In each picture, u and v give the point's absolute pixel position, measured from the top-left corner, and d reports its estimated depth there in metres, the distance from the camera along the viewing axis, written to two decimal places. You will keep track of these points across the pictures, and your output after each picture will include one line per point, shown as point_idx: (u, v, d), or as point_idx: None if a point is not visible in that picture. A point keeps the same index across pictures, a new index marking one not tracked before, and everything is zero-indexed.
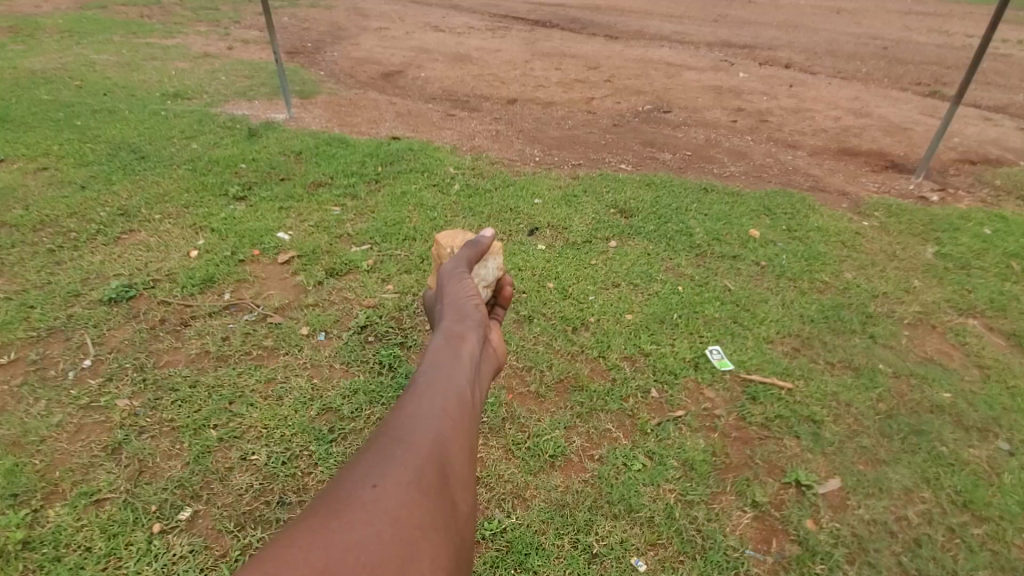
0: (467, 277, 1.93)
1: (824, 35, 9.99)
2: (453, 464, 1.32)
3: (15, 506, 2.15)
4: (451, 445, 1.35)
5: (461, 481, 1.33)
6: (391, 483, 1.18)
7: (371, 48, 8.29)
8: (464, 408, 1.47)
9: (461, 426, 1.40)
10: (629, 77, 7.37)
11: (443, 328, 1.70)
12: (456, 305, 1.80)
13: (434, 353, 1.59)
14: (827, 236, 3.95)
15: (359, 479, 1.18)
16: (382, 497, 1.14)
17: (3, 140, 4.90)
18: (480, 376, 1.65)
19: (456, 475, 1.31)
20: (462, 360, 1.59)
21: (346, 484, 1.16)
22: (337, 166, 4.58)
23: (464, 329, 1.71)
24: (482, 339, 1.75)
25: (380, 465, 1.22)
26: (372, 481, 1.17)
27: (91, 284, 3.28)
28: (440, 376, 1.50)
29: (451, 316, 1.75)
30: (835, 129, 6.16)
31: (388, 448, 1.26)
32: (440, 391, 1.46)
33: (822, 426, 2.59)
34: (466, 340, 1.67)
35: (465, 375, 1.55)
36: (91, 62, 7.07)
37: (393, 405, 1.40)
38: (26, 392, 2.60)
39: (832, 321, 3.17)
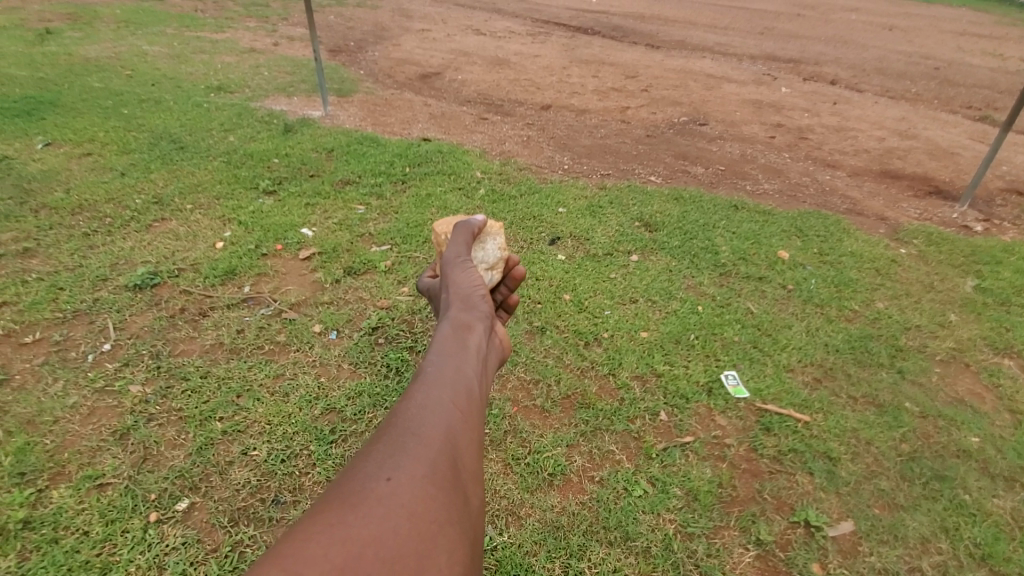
0: (470, 266, 1.96)
1: (874, 52, 9.64)
2: (465, 455, 1.27)
3: (21, 484, 2.22)
4: (463, 436, 1.31)
5: (474, 474, 1.28)
6: (405, 477, 1.13)
7: (411, 49, 8.39)
8: (474, 399, 1.44)
9: (472, 417, 1.37)
10: (666, 87, 7.25)
11: (450, 320, 1.71)
12: (462, 296, 1.82)
13: (441, 345, 1.58)
14: (861, 262, 3.78)
15: (371, 473, 1.13)
16: (396, 490, 1.10)
17: (54, 124, 5.12)
18: (487, 368, 1.65)
19: (468, 467, 1.27)
20: (468, 351, 1.59)
21: (358, 480, 1.11)
22: (366, 165, 4.63)
23: (470, 320, 1.72)
24: (486, 330, 1.75)
25: (392, 458, 1.17)
26: (385, 475, 1.13)
27: (119, 269, 3.38)
28: (448, 367, 1.48)
29: (457, 306, 1.77)
30: (878, 150, 5.91)
31: (400, 440, 1.22)
32: (449, 382, 1.43)
33: (838, 464, 2.46)
34: (471, 332, 1.67)
35: (472, 366, 1.54)
36: (143, 53, 7.36)
37: (403, 397, 1.37)
38: (47, 372, 2.69)
39: (858, 352, 3.03)
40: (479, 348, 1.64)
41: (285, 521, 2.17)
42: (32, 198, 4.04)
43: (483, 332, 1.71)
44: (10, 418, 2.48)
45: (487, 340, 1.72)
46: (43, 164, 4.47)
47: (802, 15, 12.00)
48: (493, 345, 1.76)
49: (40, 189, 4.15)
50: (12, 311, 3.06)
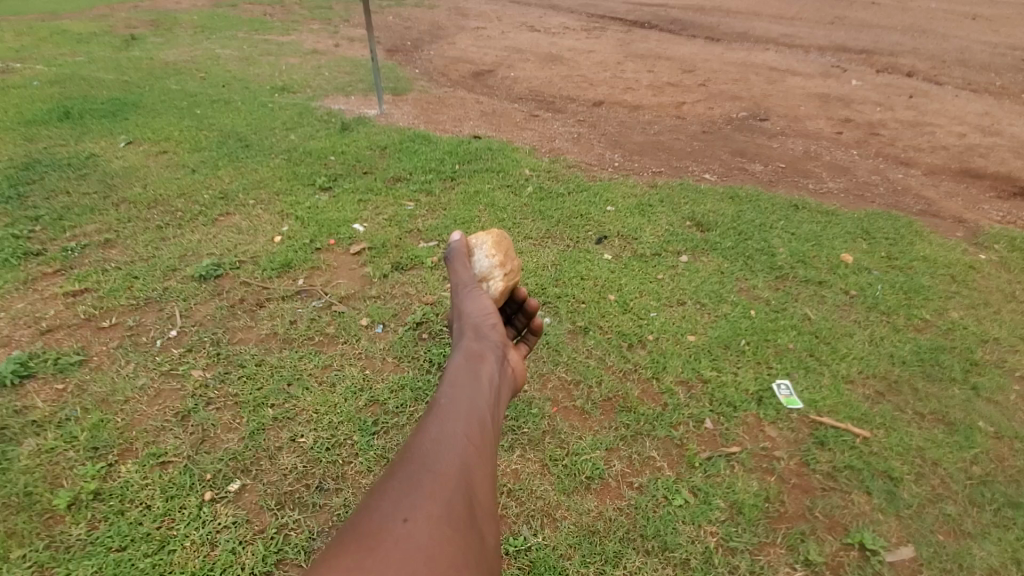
0: (476, 292, 2.06)
1: (958, 42, 8.93)
2: (478, 489, 1.36)
3: (94, 458, 2.41)
4: (476, 470, 1.39)
5: (488, 506, 1.37)
6: (421, 517, 1.23)
7: (465, 47, 8.47)
8: (488, 431, 1.52)
9: (485, 450, 1.45)
10: (725, 82, 6.98)
11: (463, 350, 1.80)
12: (474, 326, 1.91)
13: (456, 375, 1.67)
14: (934, 268, 3.51)
15: (389, 513, 1.23)
16: (412, 532, 1.20)
17: (135, 124, 5.51)
18: (502, 394, 1.72)
19: (481, 500, 1.35)
20: (481, 380, 1.67)
21: (376, 520, 1.22)
22: (417, 162, 4.71)
23: (482, 349, 1.80)
24: (500, 357, 1.82)
25: (409, 498, 1.27)
26: (402, 517, 1.23)
27: (187, 261, 3.61)
28: (462, 400, 1.57)
29: (469, 337, 1.86)
30: (959, 146, 5.47)
31: (416, 479, 1.32)
32: (463, 415, 1.51)
33: (900, 484, 2.30)
34: (484, 361, 1.76)
35: (486, 396, 1.62)
36: (216, 56, 7.79)
37: (420, 431, 1.46)
38: (120, 354, 2.91)
39: (927, 365, 2.81)
40: (492, 376, 1.72)
41: (328, 508, 2.25)
42: (114, 193, 4.36)
43: (497, 360, 1.79)
44: (87, 396, 2.69)
45: (501, 367, 1.79)
46: (124, 161, 4.83)
47: (877, 3, 11.27)
48: (508, 370, 1.83)
49: (121, 184, 4.47)
50: (93, 297, 3.32)
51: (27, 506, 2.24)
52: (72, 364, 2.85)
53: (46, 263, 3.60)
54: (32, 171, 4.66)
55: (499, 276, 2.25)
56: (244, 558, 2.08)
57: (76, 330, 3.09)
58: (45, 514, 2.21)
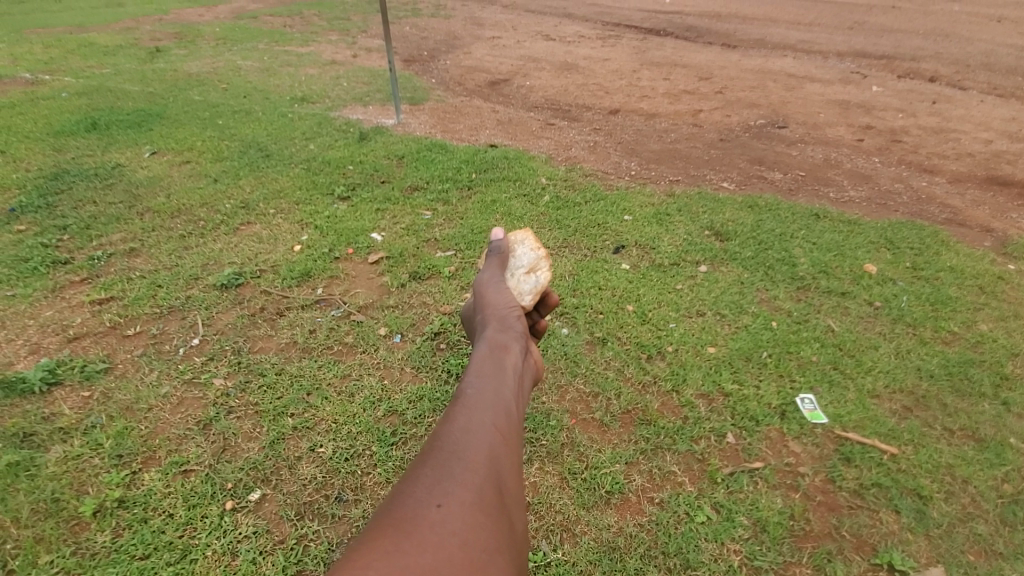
0: (505, 288, 2.05)
1: (982, 46, 8.76)
2: (506, 479, 1.31)
3: (119, 465, 2.45)
4: (504, 460, 1.35)
5: (515, 497, 1.32)
6: (455, 503, 1.17)
7: (481, 56, 8.54)
8: (512, 422, 1.48)
9: (511, 441, 1.41)
10: (742, 89, 6.93)
11: (487, 340, 1.76)
12: (500, 317, 1.88)
13: (480, 366, 1.63)
14: (961, 279, 3.43)
15: (422, 499, 1.16)
16: (447, 517, 1.13)
17: (160, 135, 5.64)
18: (523, 388, 1.69)
19: (509, 491, 1.30)
20: (505, 372, 1.63)
21: (409, 505, 1.14)
22: (433, 171, 4.74)
23: (506, 340, 1.77)
24: (523, 350, 1.79)
25: (440, 484, 1.21)
26: (436, 501, 1.16)
27: (209, 270, 3.66)
28: (488, 389, 1.52)
29: (496, 327, 1.82)
30: (985, 153, 5.35)
31: (447, 465, 1.25)
32: (489, 405, 1.47)
33: (930, 503, 2.23)
34: (508, 351, 1.72)
35: (510, 387, 1.58)
36: (237, 67, 7.95)
37: (445, 421, 1.41)
38: (144, 362, 2.96)
39: (955, 379, 2.74)
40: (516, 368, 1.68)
41: (347, 519, 2.25)
42: (139, 202, 4.46)
43: (520, 353, 1.76)
44: (112, 403, 2.74)
45: (524, 360, 1.76)
46: (149, 171, 4.94)
47: (897, 7, 11.12)
48: (529, 363, 1.80)
49: (146, 194, 4.57)
50: (118, 306, 3.38)
51: (54, 512, 2.28)
52: (97, 372, 2.90)
53: (73, 272, 3.69)
54: (61, 181, 4.78)
55: (544, 266, 2.22)
56: (264, 568, 2.09)
57: (101, 338, 3.15)
58: (71, 521, 2.25)
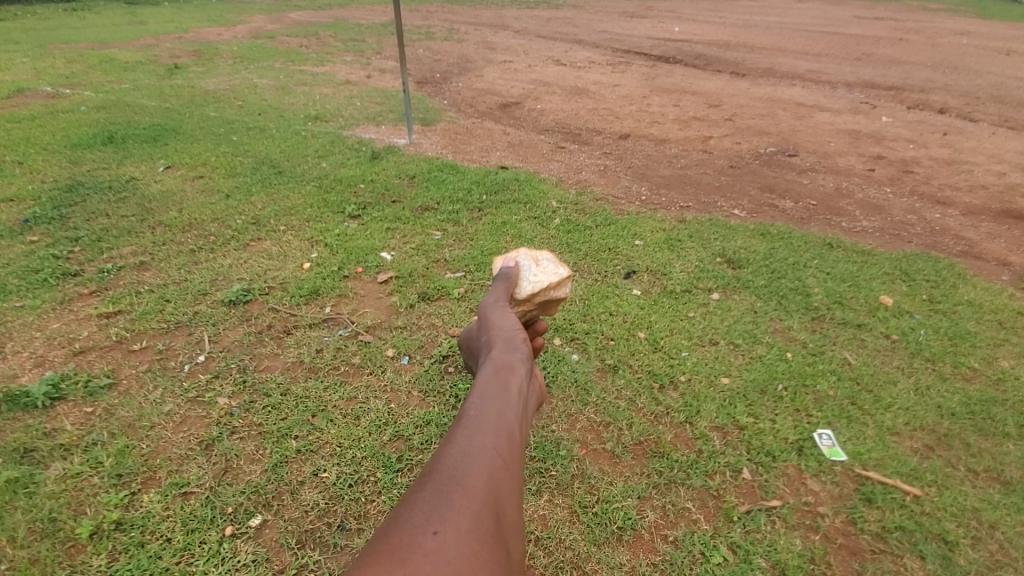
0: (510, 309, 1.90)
1: (991, 79, 8.80)
2: (507, 511, 1.14)
3: (118, 485, 2.40)
4: (505, 487, 1.18)
5: (515, 531, 1.15)
6: (452, 531, 1.01)
7: (493, 80, 8.65)
8: (516, 447, 1.32)
9: (515, 467, 1.25)
10: (752, 117, 6.96)
11: (491, 360, 1.58)
12: (505, 337, 1.71)
13: (483, 386, 1.46)
14: (980, 313, 3.36)
15: (417, 525, 1.00)
16: (444, 546, 0.97)
17: (175, 150, 5.70)
18: (528, 413, 1.51)
19: (510, 522, 1.13)
20: (509, 393, 1.45)
21: (403, 531, 0.99)
22: (444, 192, 4.75)
23: (512, 361, 1.59)
24: (529, 372, 1.61)
25: (437, 509, 1.05)
26: (432, 528, 1.00)
27: (217, 285, 3.65)
28: (490, 411, 1.35)
29: (500, 347, 1.65)
30: (999, 186, 5.31)
31: (444, 489, 1.09)
32: (490, 427, 1.30)
33: (956, 550, 2.14)
34: (514, 373, 1.54)
35: (515, 411, 1.41)
36: (253, 86, 8.08)
37: (444, 443, 1.25)
38: (149, 379, 2.92)
39: (978, 419, 2.66)
40: (521, 391, 1.50)
41: (348, 549, 2.18)
42: (151, 216, 4.48)
43: (527, 375, 1.59)
44: (114, 420, 2.70)
45: (530, 383, 1.59)
46: (162, 185, 4.97)
47: (905, 39, 11.23)
48: (534, 387, 1.61)
49: (158, 208, 4.59)
50: (126, 320, 3.37)
51: (50, 533, 2.22)
52: (101, 388, 2.87)
53: (82, 284, 3.68)
54: (75, 193, 4.82)
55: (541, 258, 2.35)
56: None
57: (107, 352, 3.13)
58: (67, 543, 2.20)
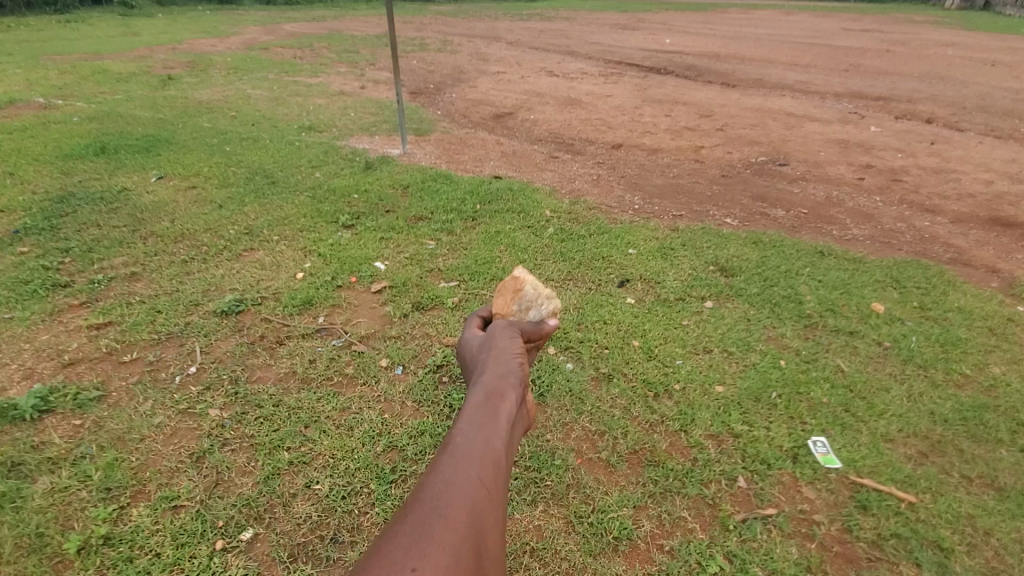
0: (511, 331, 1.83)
1: (976, 89, 8.97)
2: (490, 543, 1.14)
3: (107, 499, 2.36)
4: (488, 519, 1.17)
5: (496, 566, 1.14)
6: (431, 567, 1.00)
7: (487, 90, 8.70)
8: (502, 475, 1.31)
9: (499, 497, 1.24)
10: (743, 127, 7.03)
11: (483, 381, 1.56)
12: (501, 360, 1.66)
13: (472, 411, 1.44)
14: (971, 320, 3.40)
15: (395, 562, 1.00)
16: None
17: (167, 160, 5.68)
18: (516, 440, 1.49)
19: (491, 557, 1.12)
20: (499, 419, 1.44)
21: (381, 568, 0.98)
22: (439, 202, 4.76)
23: (503, 386, 1.56)
24: (520, 398, 1.57)
25: (417, 544, 1.04)
26: (410, 565, 0.99)
27: (210, 296, 3.62)
28: (477, 438, 1.34)
29: (494, 369, 1.62)
30: (986, 194, 5.39)
31: (425, 523, 1.09)
32: (475, 455, 1.29)
33: (951, 557, 2.14)
34: (504, 399, 1.51)
35: (503, 439, 1.39)
36: (247, 96, 8.08)
37: (428, 471, 1.24)
38: (139, 390, 2.89)
39: (971, 425, 2.67)
40: (510, 418, 1.47)
41: (342, 562, 2.15)
42: (143, 226, 4.45)
43: (518, 399, 1.56)
44: (104, 433, 2.66)
45: (520, 408, 1.57)
46: (155, 195, 4.95)
47: (891, 51, 11.42)
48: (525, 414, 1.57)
49: (150, 218, 4.57)
50: (116, 331, 3.33)
51: (38, 548, 2.18)
52: (90, 400, 2.83)
53: (72, 296, 3.65)
54: (66, 204, 4.78)
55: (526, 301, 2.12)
56: None
57: (97, 364, 3.09)
58: (54, 558, 2.16)
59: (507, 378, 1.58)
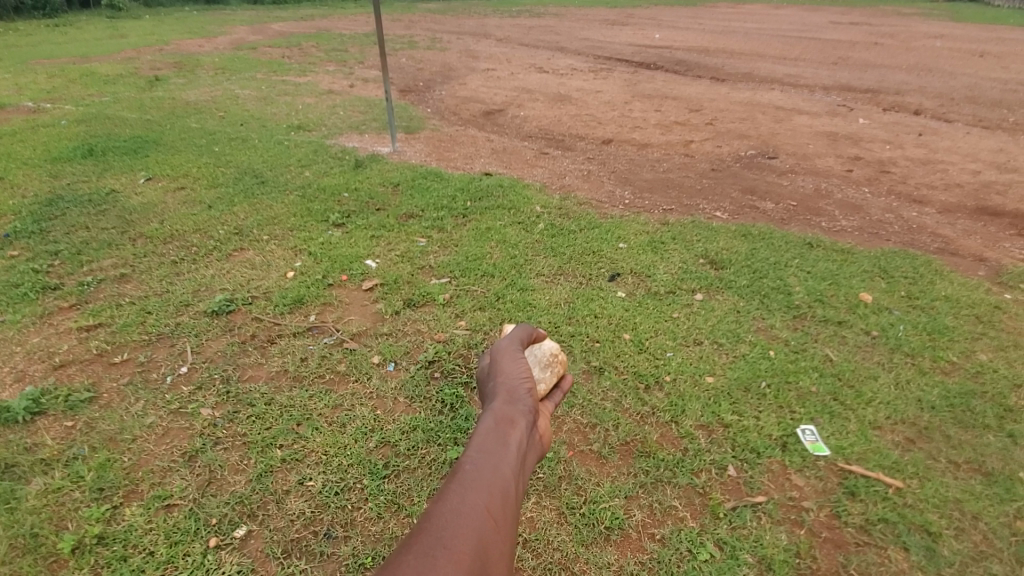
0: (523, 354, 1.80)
1: (963, 80, 9.04)
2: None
3: (99, 499, 2.35)
4: (495, 549, 1.15)
5: None
6: None
7: (477, 87, 8.68)
8: (509, 506, 1.28)
9: (505, 529, 1.21)
10: (732, 120, 7.06)
11: (492, 409, 1.54)
12: (512, 386, 1.63)
13: (481, 438, 1.43)
14: (958, 308, 3.44)
15: None
16: None
17: (155, 161, 5.64)
18: (527, 468, 1.45)
19: None
20: (508, 446, 1.42)
21: None
22: (429, 199, 4.76)
23: (513, 413, 1.53)
24: (531, 424, 1.54)
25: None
26: None
27: (200, 296, 3.61)
28: (485, 466, 1.32)
29: (503, 396, 1.59)
30: (973, 184, 5.44)
31: (429, 553, 1.06)
32: (483, 482, 1.28)
33: (938, 540, 2.17)
34: (515, 425, 1.49)
35: (512, 466, 1.37)
36: (235, 96, 8.03)
37: (433, 500, 1.22)
38: (130, 391, 2.88)
39: (958, 411, 2.71)
40: (522, 444, 1.46)
41: (336, 557, 2.15)
42: (131, 227, 4.42)
43: (527, 426, 1.53)
44: (95, 434, 2.65)
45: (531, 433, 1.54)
46: (143, 197, 4.92)
47: (879, 44, 11.48)
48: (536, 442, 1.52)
49: (139, 220, 4.54)
50: (106, 333, 3.31)
51: (32, 549, 2.18)
52: (82, 401, 2.82)
53: (62, 298, 3.62)
54: (55, 207, 4.74)
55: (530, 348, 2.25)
56: None
57: (88, 366, 3.07)
58: (48, 558, 2.15)
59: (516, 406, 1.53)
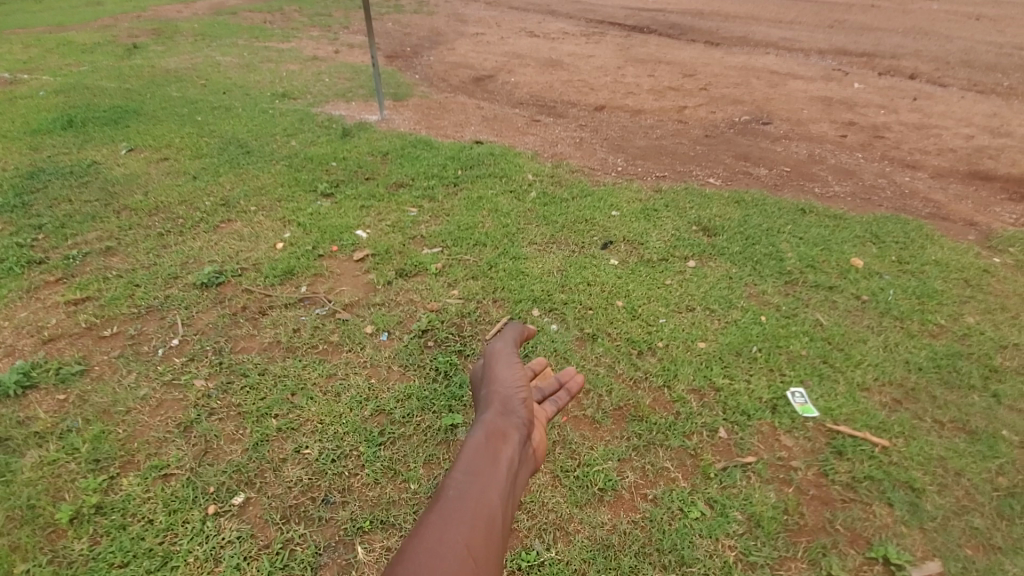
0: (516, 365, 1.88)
1: (959, 43, 8.92)
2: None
3: (96, 470, 2.36)
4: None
5: None
6: None
7: (466, 53, 8.45)
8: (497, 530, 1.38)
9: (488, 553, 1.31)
10: (726, 85, 6.95)
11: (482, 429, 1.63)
12: (504, 401, 1.73)
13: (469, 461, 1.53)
14: (947, 272, 3.46)
15: None
16: None
17: (136, 131, 5.48)
18: (515, 489, 1.56)
19: None
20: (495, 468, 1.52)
21: None
22: (419, 167, 4.68)
23: (502, 432, 1.63)
24: (521, 443, 1.64)
25: None
26: None
27: (188, 268, 3.56)
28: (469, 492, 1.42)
29: (493, 413, 1.69)
30: (966, 148, 5.42)
31: None
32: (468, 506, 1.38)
33: (922, 496, 2.24)
34: (503, 446, 1.59)
35: (498, 489, 1.47)
36: (216, 63, 7.78)
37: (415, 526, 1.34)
38: (121, 364, 2.86)
39: (944, 372, 2.76)
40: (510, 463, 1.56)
41: (334, 521, 2.19)
42: (115, 200, 4.32)
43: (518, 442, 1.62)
44: (89, 406, 2.64)
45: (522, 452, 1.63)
46: (126, 168, 4.80)
47: (876, 6, 11.25)
48: (524, 462, 1.63)
49: (122, 192, 4.43)
50: (94, 306, 3.27)
51: (30, 520, 2.19)
52: (73, 374, 2.80)
53: (47, 272, 3.56)
54: (35, 179, 4.62)
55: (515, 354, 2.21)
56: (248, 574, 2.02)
57: (78, 339, 3.04)
58: (47, 528, 2.16)
59: (506, 423, 1.66)
